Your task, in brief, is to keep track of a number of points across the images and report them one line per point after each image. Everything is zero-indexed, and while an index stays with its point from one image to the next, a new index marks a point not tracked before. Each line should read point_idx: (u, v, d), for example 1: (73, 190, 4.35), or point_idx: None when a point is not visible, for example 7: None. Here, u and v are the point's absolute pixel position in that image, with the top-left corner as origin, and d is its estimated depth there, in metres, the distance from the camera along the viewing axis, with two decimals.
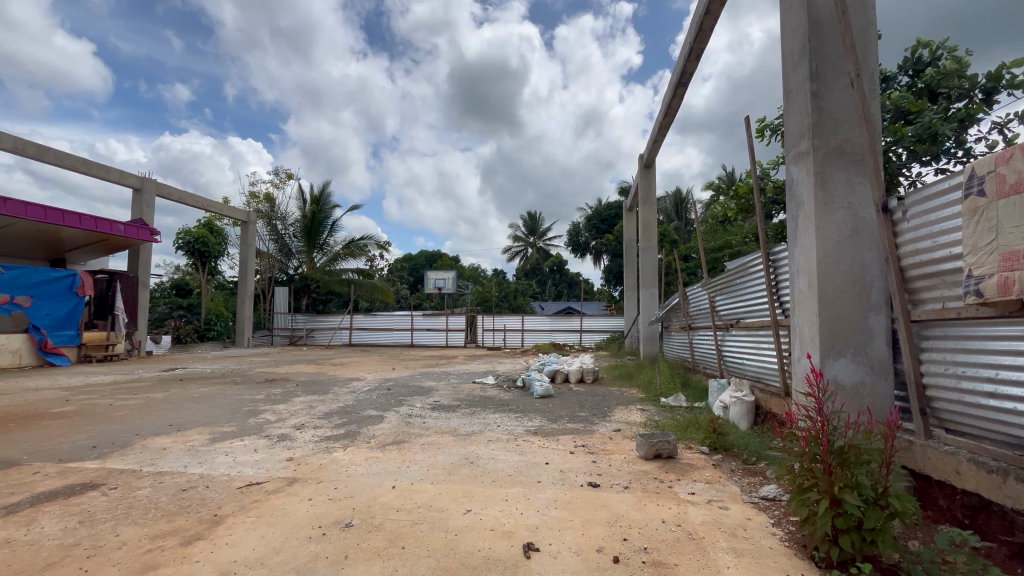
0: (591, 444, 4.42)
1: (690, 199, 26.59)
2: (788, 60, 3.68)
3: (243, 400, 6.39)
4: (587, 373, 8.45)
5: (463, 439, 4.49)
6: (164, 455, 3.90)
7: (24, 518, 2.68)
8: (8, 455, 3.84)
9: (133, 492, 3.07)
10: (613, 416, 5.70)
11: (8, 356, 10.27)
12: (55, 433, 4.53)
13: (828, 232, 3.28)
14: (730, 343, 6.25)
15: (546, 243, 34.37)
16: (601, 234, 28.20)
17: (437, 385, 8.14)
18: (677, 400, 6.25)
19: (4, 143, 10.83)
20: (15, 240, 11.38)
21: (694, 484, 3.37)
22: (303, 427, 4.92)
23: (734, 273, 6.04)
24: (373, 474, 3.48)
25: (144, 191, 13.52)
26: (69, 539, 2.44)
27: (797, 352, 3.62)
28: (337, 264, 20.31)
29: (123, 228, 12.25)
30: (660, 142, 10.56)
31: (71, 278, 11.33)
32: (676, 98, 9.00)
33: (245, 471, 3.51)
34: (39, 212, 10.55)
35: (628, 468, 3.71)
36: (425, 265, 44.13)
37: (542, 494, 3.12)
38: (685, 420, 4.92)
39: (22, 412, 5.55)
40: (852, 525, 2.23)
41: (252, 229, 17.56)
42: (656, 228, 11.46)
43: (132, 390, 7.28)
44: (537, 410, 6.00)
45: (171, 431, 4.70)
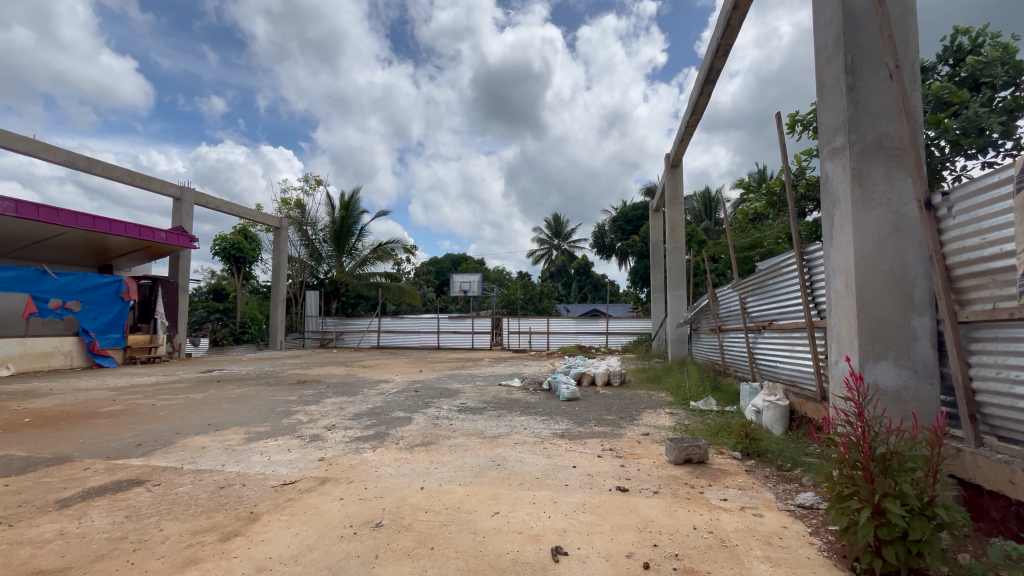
0: (619, 448, 4.37)
1: (719, 198, 26.05)
2: (821, 54, 3.57)
3: (277, 401, 6.58)
4: (615, 376, 8.35)
5: (489, 441, 4.52)
6: (202, 454, 4.05)
7: (75, 512, 2.82)
8: (62, 452, 4.06)
9: (174, 489, 3.19)
10: (642, 419, 5.63)
11: (60, 357, 10.87)
12: (103, 432, 4.76)
13: (866, 230, 3.16)
14: (762, 345, 6.07)
15: (571, 244, 34.22)
16: (627, 235, 27.92)
17: (464, 387, 8.17)
18: (707, 403, 6.12)
19: (57, 156, 11.50)
20: (65, 247, 12.02)
21: (726, 490, 3.28)
22: (335, 428, 5.03)
23: (766, 273, 5.88)
24: (402, 474, 3.53)
25: (183, 200, 14.10)
26: (117, 533, 2.56)
27: (835, 356, 3.49)
28: (366, 268, 20.70)
29: (164, 235, 12.80)
30: (686, 142, 10.40)
31: (117, 284, 11.90)
32: (704, 95, 8.85)
33: (279, 471, 3.60)
34: (88, 221, 11.13)
35: (657, 472, 3.65)
36: (450, 268, 44.52)
37: (571, 498, 3.10)
38: (716, 424, 4.81)
39: (73, 410, 5.86)
40: (897, 536, 2.14)
41: (284, 234, 18.09)
42: (683, 229, 11.26)
43: (173, 391, 7.59)
44: (563, 413, 5.98)
45: (209, 430, 4.87)
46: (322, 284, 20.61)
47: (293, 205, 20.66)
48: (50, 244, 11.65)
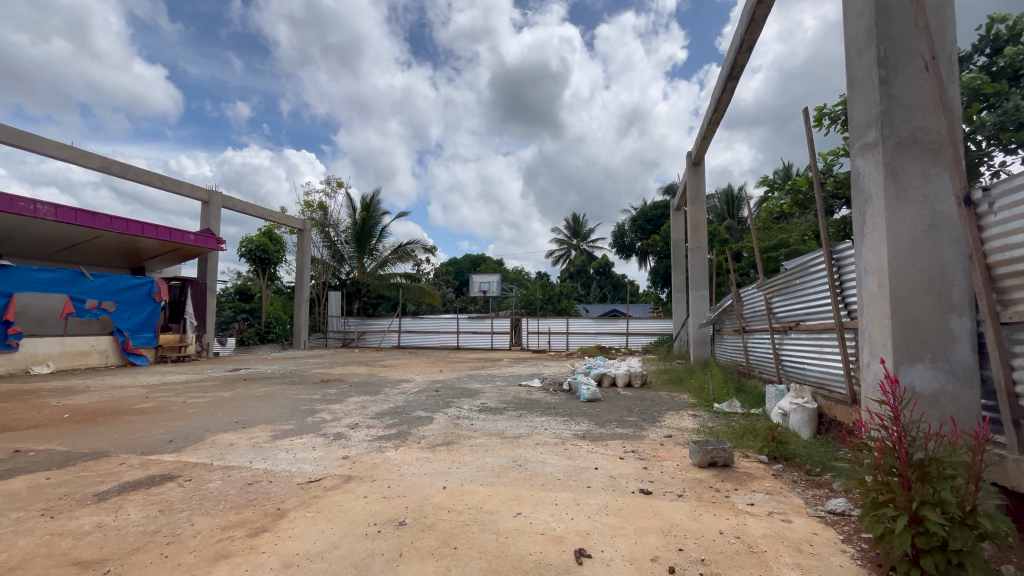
0: (641, 450, 4.31)
1: (742, 197, 25.58)
2: (852, 47, 3.46)
3: (301, 399, 6.70)
4: (636, 377, 8.26)
5: (510, 442, 4.51)
6: (231, 450, 4.15)
7: (113, 505, 2.93)
8: (98, 447, 4.21)
9: (205, 485, 3.28)
10: (664, 421, 5.55)
11: (97, 356, 11.28)
12: (137, 428, 4.92)
13: (901, 228, 3.05)
14: (788, 347, 5.93)
15: (590, 244, 34.06)
16: (647, 234, 27.63)
17: (484, 387, 8.19)
18: (732, 406, 6.00)
19: (93, 162, 11.96)
20: (101, 250, 12.47)
21: (752, 494, 3.21)
22: (358, 426, 5.10)
23: (793, 273, 5.72)
24: (425, 473, 3.55)
25: (211, 204, 14.50)
26: (152, 526, 2.64)
27: (867, 358, 3.39)
28: (386, 269, 20.96)
29: (193, 238, 13.19)
30: (709, 139, 10.22)
31: (149, 285, 12.31)
32: (727, 92, 8.68)
33: (305, 468, 3.66)
34: (122, 224, 11.54)
35: (681, 475, 3.59)
36: (469, 268, 44.73)
37: (593, 499, 3.07)
38: (741, 426, 4.71)
39: (108, 407, 6.07)
40: (935, 545, 2.06)
41: (307, 236, 18.42)
42: (705, 228, 11.07)
43: (202, 389, 7.81)
44: (584, 414, 5.94)
45: (236, 427, 4.99)
46: (344, 285, 20.95)
47: (316, 207, 21.05)
48: (87, 247, 12.11)
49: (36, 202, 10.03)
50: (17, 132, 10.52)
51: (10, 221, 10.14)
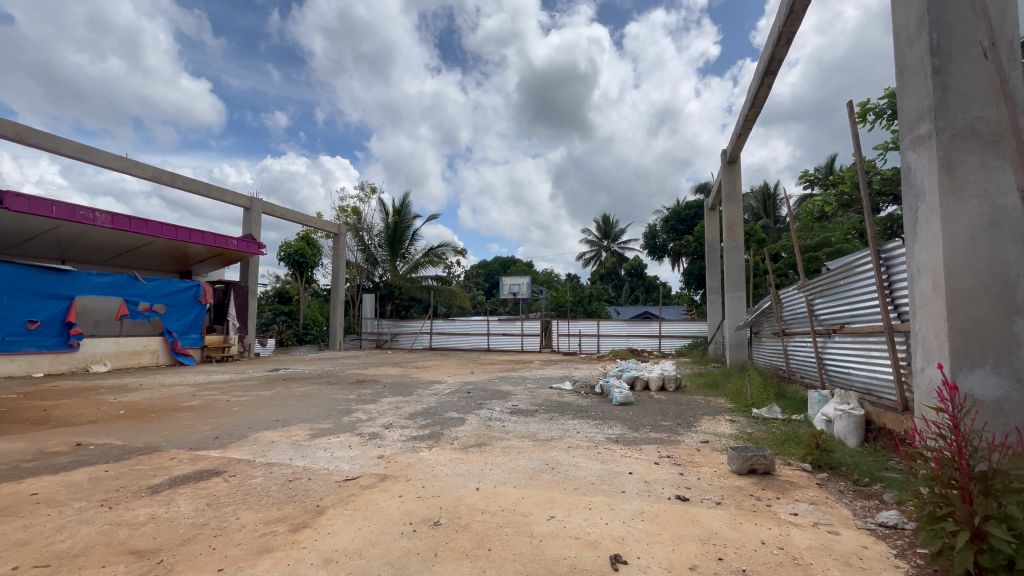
0: (676, 455, 4.21)
1: (780, 195, 24.73)
2: (902, 35, 3.29)
3: (338, 399, 6.88)
4: (669, 381, 8.09)
5: (543, 445, 4.49)
6: (272, 448, 4.30)
7: (164, 497, 3.07)
8: (151, 442, 4.44)
9: (248, 480, 3.41)
10: (700, 426, 5.41)
11: (149, 356, 11.90)
12: (186, 425, 5.15)
13: (957, 225, 2.88)
14: (832, 350, 5.67)
15: (621, 245, 33.59)
16: (679, 234, 27.06)
17: (515, 389, 8.17)
18: (771, 411, 5.80)
19: (146, 172, 12.65)
20: (151, 255, 13.16)
21: (796, 503, 3.09)
22: (392, 426, 5.19)
23: (837, 273, 5.49)
24: (458, 474, 3.58)
25: (253, 210, 15.08)
26: (200, 519, 2.76)
27: (920, 363, 3.21)
28: (418, 272, 21.31)
29: (236, 243, 13.78)
30: (745, 136, 9.93)
31: (196, 288, 12.93)
32: (764, 87, 8.41)
33: (342, 467, 3.74)
34: (171, 231, 12.19)
35: (719, 482, 3.48)
36: (499, 271, 44.97)
37: (629, 505, 3.02)
38: (782, 433, 4.54)
39: (160, 405, 6.38)
40: (1001, 564, 1.92)
41: (342, 240, 18.91)
42: (742, 227, 10.73)
43: (245, 388, 8.12)
44: (618, 417, 5.85)
45: (277, 425, 5.17)
46: (378, 287, 21.39)
47: (350, 212, 21.59)
48: (139, 252, 12.80)
49: (95, 211, 10.69)
50: (78, 145, 11.24)
51: (72, 229, 10.84)
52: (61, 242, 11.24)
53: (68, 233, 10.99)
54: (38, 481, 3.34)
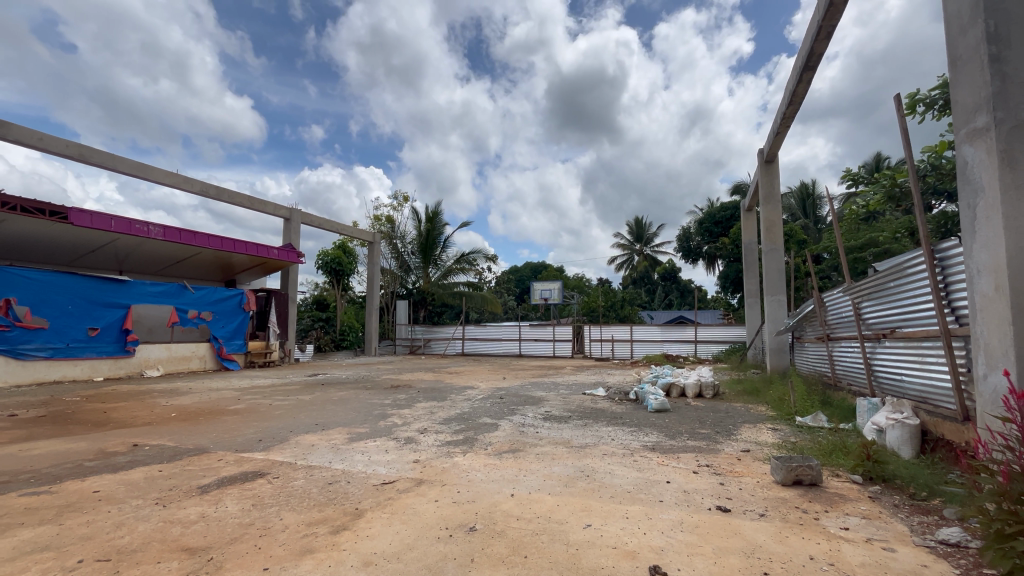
0: (716, 464, 4.09)
1: (820, 194, 23.79)
2: (953, 24, 3.11)
3: (374, 404, 7.01)
4: (707, 388, 7.86)
5: (578, 452, 4.44)
6: (312, 451, 4.42)
7: (213, 497, 3.21)
8: (200, 444, 4.65)
9: (291, 482, 3.52)
10: (740, 435, 5.23)
11: (197, 361, 12.47)
12: (232, 428, 5.36)
13: (1021, 221, 2.70)
14: (882, 356, 5.40)
15: (654, 249, 32.93)
16: (714, 237, 26.40)
17: (548, 395, 8.12)
18: (817, 420, 5.54)
19: (194, 187, 13.34)
20: (199, 265, 13.83)
21: (846, 517, 2.94)
22: (426, 431, 5.25)
23: (887, 275, 5.21)
24: (492, 480, 3.58)
25: (292, 220, 15.65)
26: (246, 519, 2.86)
27: (983, 370, 3.01)
28: (450, 278, 21.56)
29: (277, 252, 14.33)
30: (783, 135, 9.61)
31: (240, 296, 13.51)
32: (802, 83, 8.11)
33: (379, 470, 3.82)
34: (218, 242, 12.80)
35: (762, 494, 3.35)
36: (531, 277, 44.95)
37: (667, 514, 2.95)
38: (829, 443, 4.33)
39: (208, 408, 6.68)
40: None
41: (377, 248, 19.34)
42: (781, 228, 10.35)
43: (286, 392, 8.38)
44: (653, 425, 5.73)
45: (317, 429, 5.32)
46: (411, 294, 21.73)
47: (384, 221, 22.07)
48: (188, 263, 13.47)
49: (149, 224, 11.33)
50: (134, 163, 11.98)
51: (129, 241, 11.52)
52: (119, 254, 11.97)
53: (125, 245, 11.69)
54: (99, 479, 3.55)
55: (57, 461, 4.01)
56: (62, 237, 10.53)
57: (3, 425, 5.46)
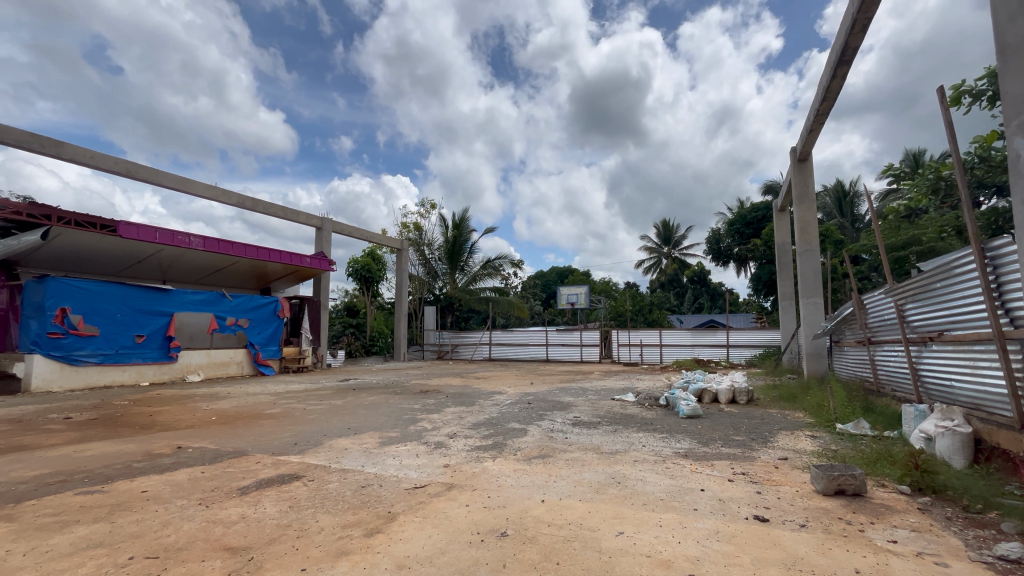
0: (752, 472, 3.96)
1: (858, 192, 22.93)
2: (1001, 11, 2.97)
3: (404, 409, 7.11)
4: (740, 394, 7.66)
5: (608, 458, 4.38)
6: (345, 454, 4.51)
7: (253, 499, 3.31)
8: (240, 446, 4.81)
9: (325, 485, 3.59)
10: (777, 442, 5.07)
11: (235, 366, 12.91)
12: (268, 431, 5.53)
13: None
14: (929, 360, 5.14)
15: (683, 252, 32.35)
16: (745, 238, 25.76)
17: (576, 401, 8.05)
18: (859, 427, 5.32)
19: (232, 199, 13.89)
20: (236, 274, 14.35)
21: (894, 530, 2.80)
22: (456, 436, 5.30)
23: (932, 276, 4.98)
24: (523, 486, 3.57)
25: (324, 229, 16.08)
26: (284, 520, 2.94)
27: None
28: (476, 284, 21.68)
29: (309, 260, 14.75)
30: (816, 132, 9.31)
31: (274, 304, 13.96)
32: (837, 78, 7.86)
33: (410, 474, 3.87)
34: (254, 252, 13.28)
35: (803, 504, 3.22)
36: (556, 281, 44.76)
37: (702, 523, 2.88)
38: (873, 452, 4.15)
39: (245, 412, 6.90)
40: None
41: (405, 255, 19.63)
42: (816, 229, 10.02)
43: (319, 397, 8.61)
44: (685, 431, 5.61)
45: (349, 433, 5.43)
46: (439, 299, 21.95)
47: (411, 227, 22.29)
48: (226, 272, 13.99)
49: (190, 236, 11.86)
50: (176, 178, 12.57)
51: (172, 252, 12.07)
52: (162, 264, 12.53)
53: (168, 256, 12.26)
54: (148, 480, 3.72)
55: (108, 462, 4.22)
56: (110, 249, 11.10)
57: (60, 427, 5.78)
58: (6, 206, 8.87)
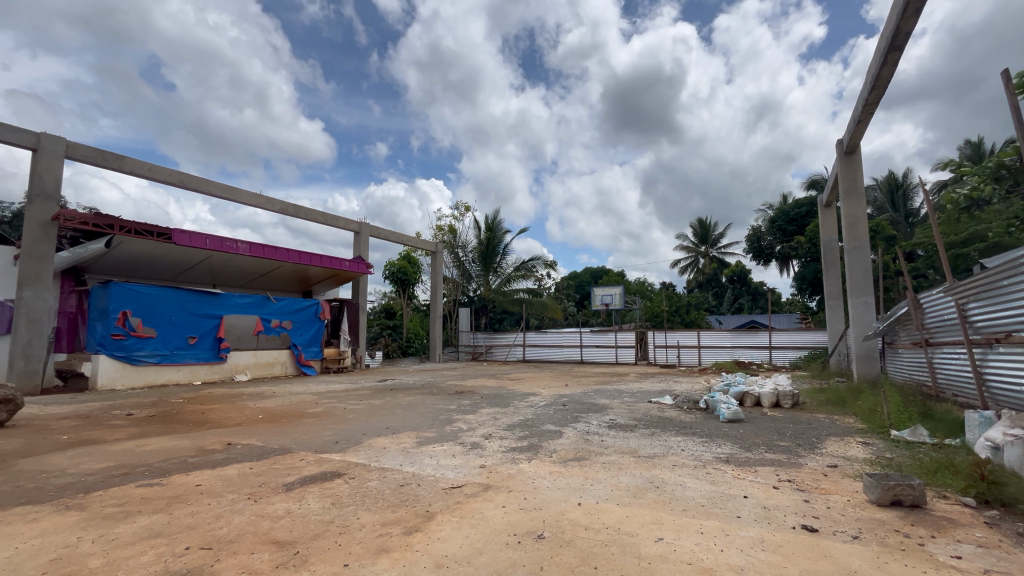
0: (799, 480, 3.79)
1: (912, 184, 21.65)
2: None
3: (440, 409, 7.20)
4: (784, 398, 7.37)
5: (646, 462, 4.30)
6: (384, 453, 4.61)
7: (297, 495, 3.43)
8: (285, 444, 5.00)
9: (366, 483, 3.69)
10: (826, 448, 4.84)
11: (279, 366, 13.43)
12: (311, 429, 5.72)
13: None
14: (995, 364, 4.80)
15: (721, 250, 31.38)
16: (788, 236, 24.78)
17: (612, 403, 7.95)
18: (916, 434, 5.00)
19: (276, 206, 14.48)
20: (279, 278, 14.91)
21: (958, 544, 2.62)
22: (491, 437, 5.32)
23: (997, 273, 4.66)
24: (559, 488, 3.55)
25: (362, 233, 16.52)
26: (327, 516, 3.04)
27: None
28: (510, 285, 21.72)
29: (348, 263, 15.18)
30: (865, 123, 8.85)
31: (315, 307, 14.46)
32: (888, 66, 7.44)
33: (447, 474, 3.92)
34: (296, 256, 13.78)
35: (855, 514, 3.06)
36: (590, 282, 44.31)
37: (746, 532, 2.78)
38: (934, 461, 3.90)
39: (290, 411, 7.16)
40: None
41: (440, 257, 19.88)
42: (866, 225, 9.52)
43: (358, 397, 8.83)
44: (726, 435, 5.44)
45: (388, 432, 5.55)
46: (473, 301, 22.14)
47: (446, 230, 22.56)
48: (270, 275, 14.57)
49: (238, 242, 12.42)
50: (225, 187, 13.21)
51: (220, 258, 12.68)
52: (212, 269, 13.17)
53: (217, 262, 12.88)
54: (201, 474, 3.92)
55: (166, 457, 4.47)
56: (165, 255, 11.77)
57: (123, 423, 6.18)
58: (75, 217, 9.52)
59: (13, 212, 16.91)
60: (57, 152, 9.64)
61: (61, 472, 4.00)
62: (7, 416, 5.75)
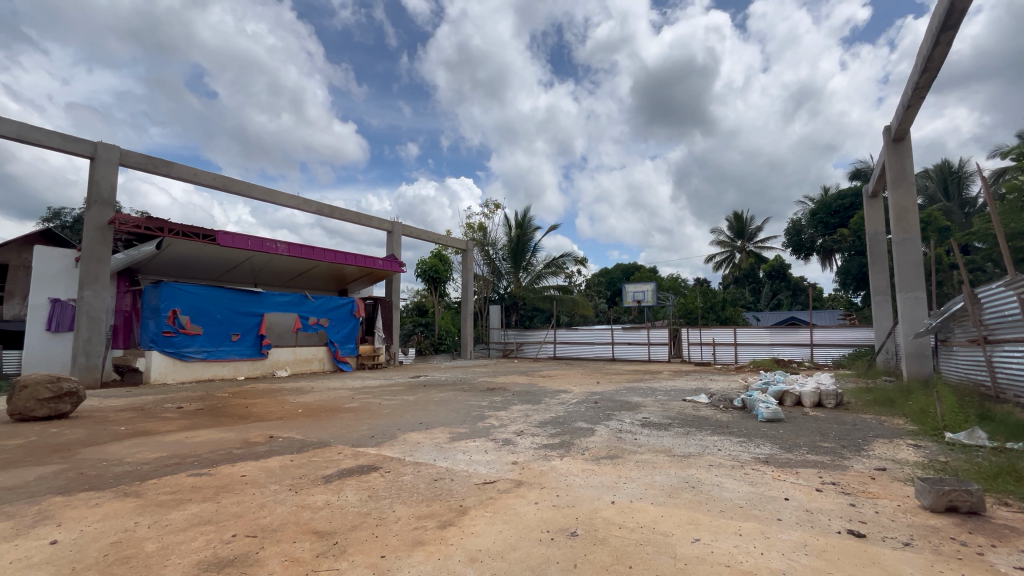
0: (844, 483, 3.63)
1: (968, 172, 20.40)
2: None
3: (471, 405, 7.26)
4: (827, 397, 7.08)
5: (681, 461, 4.22)
6: (418, 448, 4.70)
7: (336, 487, 3.54)
8: (323, 438, 5.16)
9: (401, 477, 3.76)
10: (873, 450, 4.62)
11: (317, 362, 13.85)
12: (348, 424, 5.88)
13: None
14: None
15: (759, 244, 29.95)
16: (831, 229, 23.76)
17: (645, 401, 7.83)
18: (974, 437, 4.70)
19: (312, 207, 14.91)
20: (315, 277, 15.35)
21: (1022, 555, 2.45)
22: (523, 433, 5.33)
23: None
24: (592, 486, 3.52)
25: (394, 232, 16.82)
26: (364, 508, 3.12)
27: None
28: (540, 282, 21.67)
29: (381, 262, 15.50)
30: (915, 107, 8.37)
31: (350, 305, 14.83)
32: (940, 46, 6.99)
33: (480, 470, 3.96)
34: (331, 255, 14.17)
35: (906, 520, 2.91)
36: (623, 279, 43.72)
37: (787, 535, 2.69)
38: (994, 466, 3.66)
39: (328, 406, 7.38)
40: None
41: (470, 255, 20.02)
42: (916, 215, 9.03)
43: (392, 393, 9.03)
44: (766, 435, 5.27)
45: (421, 428, 5.64)
46: (503, 298, 22.22)
47: (476, 228, 22.69)
48: (306, 274, 15.01)
49: (277, 242, 12.87)
50: (264, 190, 13.70)
51: (261, 258, 13.17)
52: (252, 269, 13.68)
53: (258, 262, 13.38)
54: (245, 465, 4.09)
55: (213, 448, 4.69)
56: (209, 256, 12.31)
57: (174, 415, 6.52)
58: (128, 220, 10.07)
59: (73, 217, 18.04)
60: (112, 159, 10.21)
61: (119, 461, 4.25)
62: (71, 407, 6.17)
